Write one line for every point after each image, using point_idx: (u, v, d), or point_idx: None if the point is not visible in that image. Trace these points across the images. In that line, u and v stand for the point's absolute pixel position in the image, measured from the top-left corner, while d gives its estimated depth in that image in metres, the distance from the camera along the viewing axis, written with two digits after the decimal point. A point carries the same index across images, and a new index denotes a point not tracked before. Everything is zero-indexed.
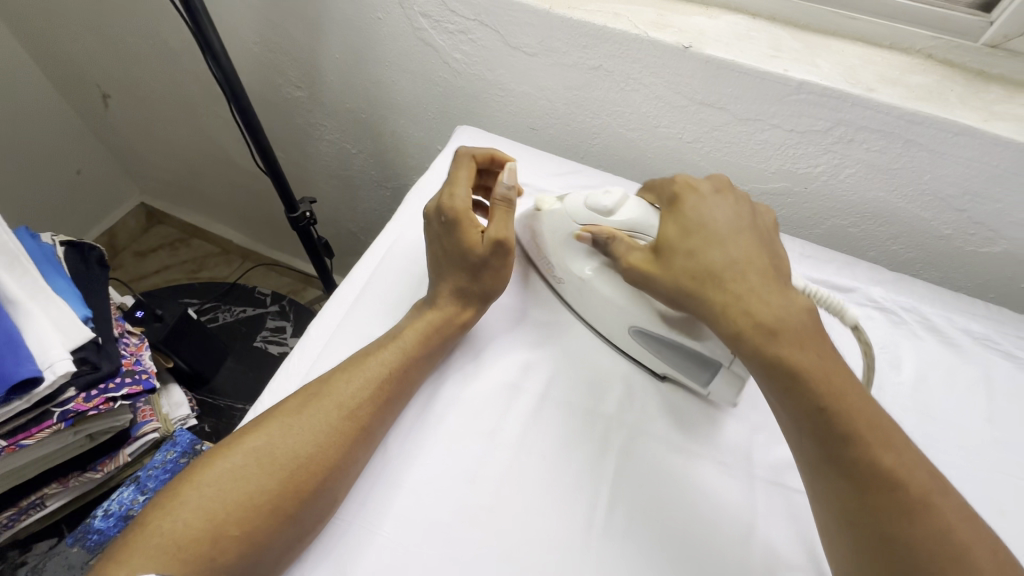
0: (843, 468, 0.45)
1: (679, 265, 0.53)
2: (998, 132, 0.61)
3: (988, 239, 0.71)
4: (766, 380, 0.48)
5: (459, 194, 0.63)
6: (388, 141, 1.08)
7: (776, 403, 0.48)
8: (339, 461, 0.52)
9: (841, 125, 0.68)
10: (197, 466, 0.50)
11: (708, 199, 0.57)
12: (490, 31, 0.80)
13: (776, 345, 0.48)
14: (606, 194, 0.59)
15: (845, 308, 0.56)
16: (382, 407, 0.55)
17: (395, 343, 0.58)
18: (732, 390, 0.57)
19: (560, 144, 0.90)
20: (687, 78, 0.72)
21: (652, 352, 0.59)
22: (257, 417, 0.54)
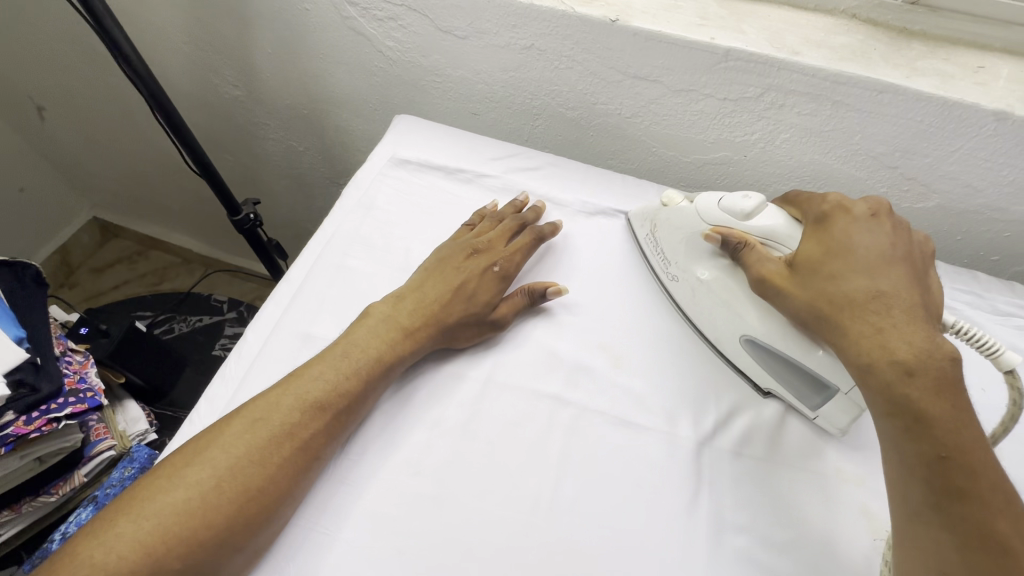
0: (948, 519, 0.40)
1: (812, 281, 0.50)
2: (919, 88, 0.62)
3: (921, 194, 0.72)
4: (885, 418, 0.43)
5: (512, 257, 0.65)
6: (333, 137, 1.06)
7: (887, 441, 0.44)
8: (289, 487, 0.49)
9: (771, 90, 0.68)
10: (138, 489, 0.47)
11: (861, 223, 0.51)
12: (420, 16, 0.78)
13: (902, 386, 0.42)
14: (745, 197, 0.56)
15: (1004, 352, 0.47)
16: (333, 426, 0.52)
17: (347, 358, 0.55)
18: (845, 416, 0.54)
19: (503, 127, 0.89)
20: (618, 53, 0.71)
21: (760, 363, 0.57)
22: (196, 438, 0.50)
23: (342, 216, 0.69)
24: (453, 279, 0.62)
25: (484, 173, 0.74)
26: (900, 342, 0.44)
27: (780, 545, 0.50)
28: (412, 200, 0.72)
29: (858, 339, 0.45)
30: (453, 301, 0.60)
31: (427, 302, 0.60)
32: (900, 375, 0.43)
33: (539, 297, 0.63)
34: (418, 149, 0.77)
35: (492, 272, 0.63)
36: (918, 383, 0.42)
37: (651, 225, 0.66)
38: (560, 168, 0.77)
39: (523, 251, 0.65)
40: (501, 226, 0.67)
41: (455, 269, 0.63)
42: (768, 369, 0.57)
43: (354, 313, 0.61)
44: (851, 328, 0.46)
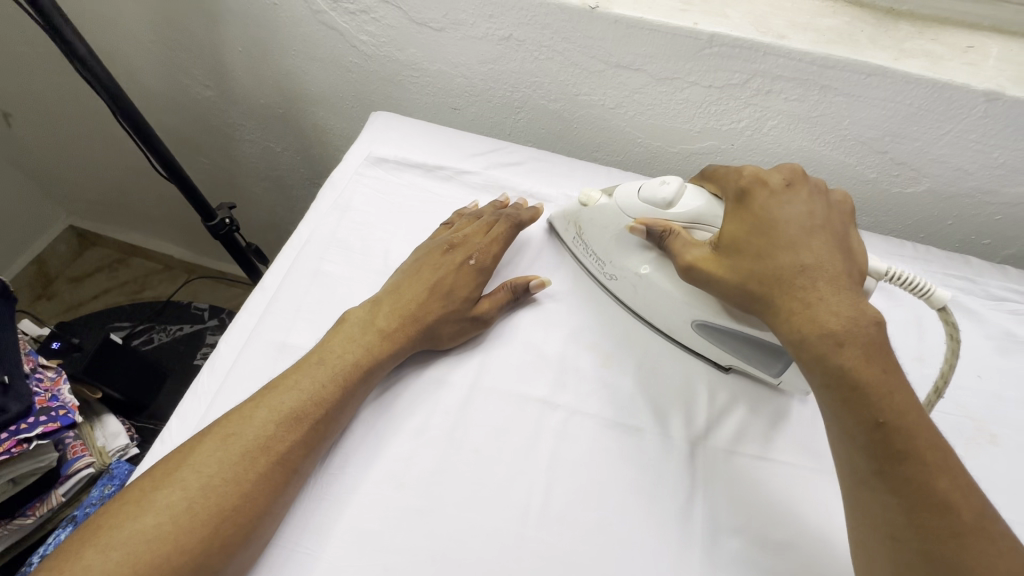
0: (893, 483, 0.40)
1: (737, 266, 0.48)
2: (907, 70, 0.61)
3: (912, 178, 0.71)
4: (822, 387, 0.43)
5: (490, 249, 0.62)
6: (310, 136, 1.03)
7: (829, 415, 0.44)
8: (266, 503, 0.47)
9: (756, 76, 0.66)
10: (106, 518, 0.44)
11: (780, 196, 0.49)
12: (393, 8, 0.75)
13: (831, 353, 0.43)
14: (663, 183, 0.54)
15: (934, 292, 0.50)
16: (312, 437, 0.50)
17: (323, 366, 0.53)
18: (801, 379, 0.55)
19: (484, 122, 0.86)
20: (599, 41, 0.69)
21: (715, 343, 0.56)
22: (167, 459, 0.47)
23: (317, 219, 0.67)
24: (434, 276, 0.60)
25: (465, 170, 0.72)
26: (827, 316, 0.43)
27: (776, 545, 0.49)
28: (390, 200, 0.69)
29: (791, 319, 0.45)
30: (437, 302, 0.58)
31: (405, 304, 0.58)
32: (833, 347, 0.43)
33: (522, 291, 0.61)
34: (394, 147, 0.74)
35: (468, 265, 0.61)
36: (845, 349, 0.42)
37: (576, 226, 0.63)
38: (544, 162, 0.75)
39: (502, 241, 0.63)
40: (480, 221, 0.64)
41: (435, 266, 0.61)
42: (726, 347, 0.56)
43: (331, 320, 0.59)
44: (783, 312, 0.45)
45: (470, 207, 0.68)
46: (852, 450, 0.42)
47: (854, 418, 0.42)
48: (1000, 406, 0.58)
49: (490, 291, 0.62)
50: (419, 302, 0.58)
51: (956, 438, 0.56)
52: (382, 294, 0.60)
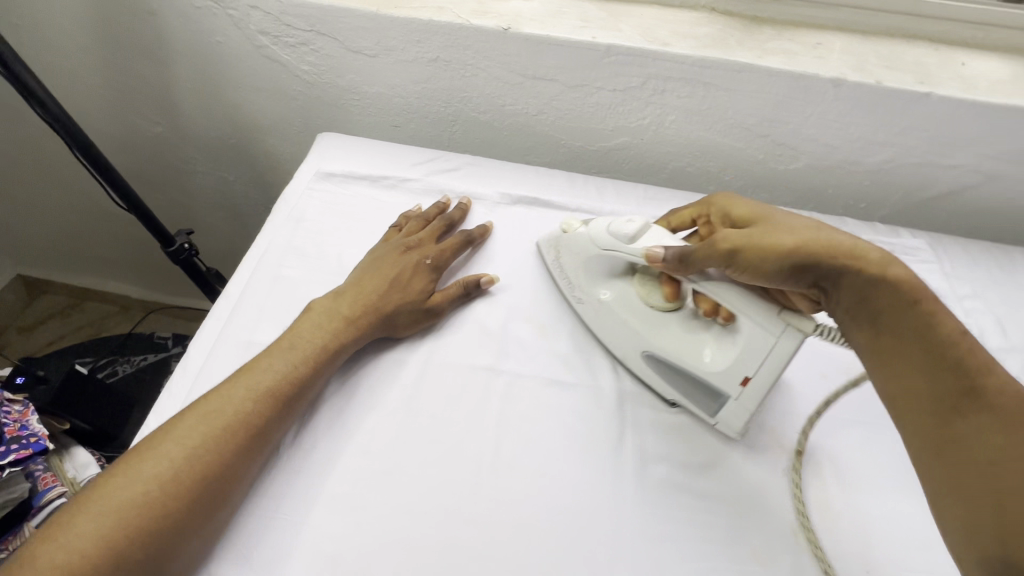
0: (980, 399, 0.42)
1: (782, 236, 0.50)
2: (769, 65, 0.73)
3: (792, 156, 0.83)
4: (890, 312, 0.46)
5: (443, 253, 0.70)
6: (262, 163, 1.08)
7: (898, 342, 0.46)
8: (240, 471, 0.52)
9: (651, 79, 0.77)
10: (93, 490, 0.49)
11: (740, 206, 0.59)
12: (329, 39, 0.83)
13: (891, 292, 0.47)
14: (628, 221, 0.61)
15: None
16: (285, 411, 0.56)
17: (295, 349, 0.59)
18: (737, 420, 0.57)
19: (423, 136, 0.95)
20: (515, 57, 0.79)
21: (659, 373, 0.62)
22: (150, 436, 0.52)
23: (274, 231, 0.73)
24: (391, 272, 0.67)
25: (407, 178, 0.79)
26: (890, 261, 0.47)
27: (698, 466, 0.58)
28: (340, 210, 0.76)
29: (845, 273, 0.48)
30: (394, 294, 0.65)
31: (366, 293, 0.64)
32: (890, 289, 0.47)
33: (473, 287, 0.68)
34: (341, 163, 0.81)
35: (425, 264, 0.68)
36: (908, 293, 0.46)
37: (556, 251, 0.70)
38: (478, 166, 0.83)
39: (453, 249, 0.71)
40: (430, 226, 0.72)
41: (392, 264, 0.67)
42: (667, 378, 0.61)
43: (294, 318, 0.65)
44: (836, 268, 0.48)
45: (416, 210, 0.75)
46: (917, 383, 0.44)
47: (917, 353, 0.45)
48: None
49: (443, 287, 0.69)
50: (376, 294, 0.64)
51: (840, 366, 0.67)
52: (346, 286, 0.66)
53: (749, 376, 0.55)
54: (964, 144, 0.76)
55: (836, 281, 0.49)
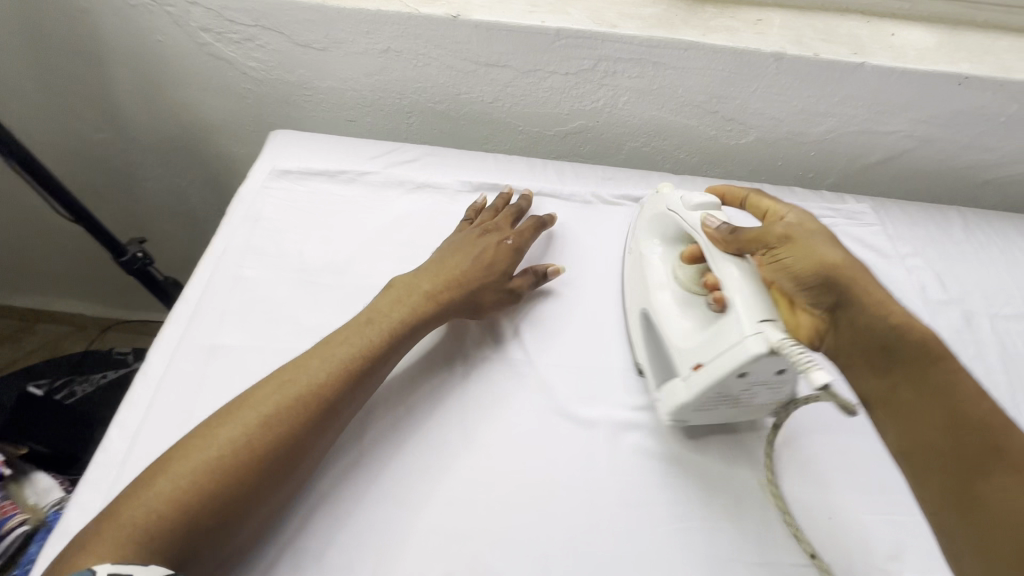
0: (991, 462, 0.45)
1: (826, 251, 0.52)
2: (713, 42, 0.75)
3: (742, 130, 0.86)
4: (891, 370, 0.50)
5: (522, 235, 0.71)
6: (215, 165, 1.05)
7: (904, 403, 0.49)
8: (300, 451, 0.50)
9: (602, 61, 0.79)
10: (176, 451, 0.47)
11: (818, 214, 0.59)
12: (275, 34, 0.81)
13: (910, 338, 0.49)
14: (709, 196, 0.64)
15: (813, 369, 0.45)
16: (353, 388, 0.54)
17: (377, 323, 0.59)
18: (671, 406, 0.57)
19: (380, 129, 0.94)
20: (466, 44, 0.79)
21: (644, 338, 0.64)
22: (222, 408, 0.51)
23: (230, 232, 0.71)
24: (473, 251, 0.67)
25: (365, 171, 0.78)
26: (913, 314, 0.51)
27: (668, 431, 0.61)
28: (298, 207, 0.74)
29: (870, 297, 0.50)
30: (476, 271, 0.66)
31: (448, 274, 0.65)
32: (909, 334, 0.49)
33: (542, 276, 0.69)
34: (296, 159, 0.80)
35: (505, 244, 0.69)
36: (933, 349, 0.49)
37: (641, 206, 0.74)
38: (437, 156, 0.83)
39: (529, 231, 0.72)
40: (505, 211, 0.73)
41: (472, 244, 0.68)
42: (645, 344, 0.64)
43: (258, 318, 0.64)
44: (864, 291, 0.51)
45: (482, 201, 0.75)
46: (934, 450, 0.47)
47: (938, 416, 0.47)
48: None
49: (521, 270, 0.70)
50: (462, 269, 0.65)
51: None
52: (427, 265, 0.66)
53: (701, 363, 0.54)
54: (898, 111, 0.80)
55: (839, 307, 0.52)
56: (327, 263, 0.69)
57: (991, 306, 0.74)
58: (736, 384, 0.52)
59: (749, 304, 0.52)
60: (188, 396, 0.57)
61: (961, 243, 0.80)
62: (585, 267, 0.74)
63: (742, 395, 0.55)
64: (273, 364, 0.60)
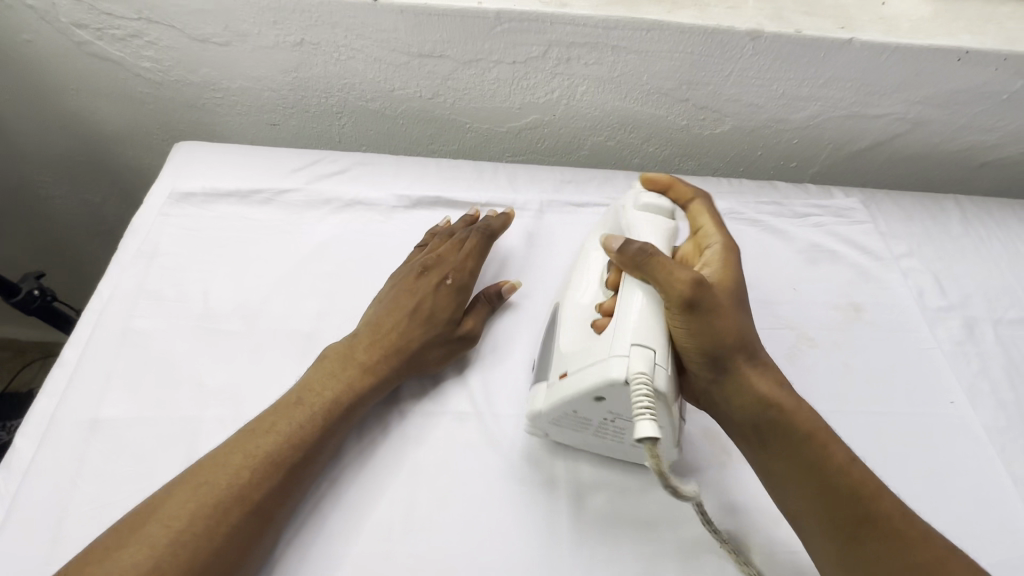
0: None
1: (721, 323, 0.46)
2: (679, 21, 0.65)
3: (716, 119, 0.76)
4: (813, 480, 0.44)
5: (467, 267, 0.60)
6: (126, 179, 0.92)
7: (821, 509, 0.43)
8: (233, 560, 0.42)
9: (553, 46, 0.68)
10: (93, 549, 0.40)
11: (733, 255, 0.52)
12: (166, 28, 0.69)
13: (784, 422, 0.45)
14: (660, 200, 0.55)
15: (647, 418, 0.40)
16: (289, 482, 0.45)
17: (341, 375, 0.51)
18: (532, 418, 0.50)
19: (309, 133, 0.82)
20: (393, 33, 0.67)
21: (543, 338, 0.56)
22: (141, 504, 0.42)
23: (120, 273, 0.60)
24: (411, 298, 0.57)
25: (283, 189, 0.67)
26: (835, 443, 0.45)
27: (642, 487, 0.51)
28: (203, 238, 0.63)
29: (743, 372, 0.47)
30: (415, 328, 0.55)
31: (386, 333, 0.54)
32: (787, 431, 0.45)
33: (496, 297, 0.61)
34: (201, 178, 0.68)
35: (446, 285, 0.58)
36: (861, 489, 0.43)
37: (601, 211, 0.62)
38: (370, 165, 0.72)
39: (477, 261, 0.61)
40: (453, 238, 0.62)
41: (410, 289, 0.57)
42: (541, 345, 0.55)
43: (151, 381, 0.53)
44: (740, 363, 0.47)
45: (442, 224, 0.66)
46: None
47: (862, 563, 0.41)
48: (814, 312, 0.65)
49: (470, 308, 0.60)
50: (399, 326, 0.55)
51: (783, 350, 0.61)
52: (361, 327, 0.56)
53: (568, 372, 0.47)
54: (890, 92, 0.70)
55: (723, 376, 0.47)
56: (239, 306, 0.59)
57: (994, 311, 0.66)
58: (594, 408, 0.46)
59: (633, 326, 0.45)
60: (59, 490, 0.47)
61: (957, 238, 0.73)
62: (542, 290, 0.64)
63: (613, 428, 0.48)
64: (168, 438, 0.50)
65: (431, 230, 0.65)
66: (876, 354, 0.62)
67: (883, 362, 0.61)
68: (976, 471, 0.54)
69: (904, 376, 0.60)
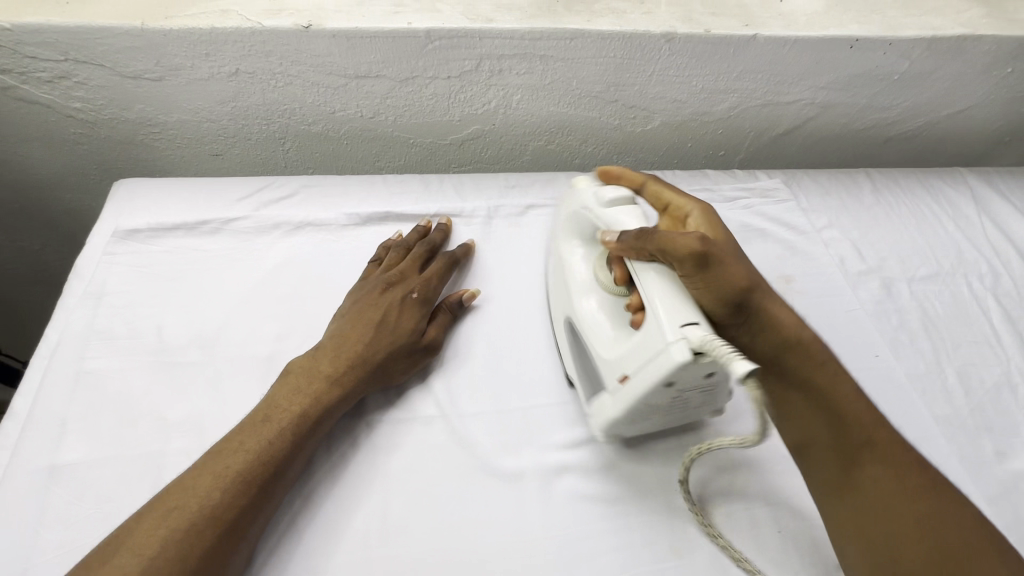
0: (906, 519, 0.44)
1: (732, 267, 0.49)
2: (599, 29, 0.69)
3: (645, 117, 0.81)
4: (820, 411, 0.49)
5: (430, 281, 0.62)
6: (65, 223, 0.90)
7: (824, 434, 0.48)
8: None
9: (484, 59, 0.71)
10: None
11: (709, 218, 0.56)
12: (95, 68, 0.68)
13: (802, 356, 0.50)
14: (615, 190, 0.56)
15: (735, 358, 0.40)
16: (262, 497, 0.46)
17: (310, 389, 0.52)
18: (601, 421, 0.51)
19: (253, 160, 0.82)
20: (328, 57, 0.69)
21: (574, 343, 0.58)
22: (109, 536, 0.43)
23: (66, 316, 0.59)
24: (376, 312, 0.58)
25: (232, 217, 0.68)
26: (841, 381, 0.50)
27: (604, 466, 0.54)
28: (152, 273, 0.63)
29: (764, 310, 0.50)
30: (381, 339, 0.56)
31: (352, 346, 0.56)
32: (806, 361, 0.50)
33: (457, 306, 0.63)
34: (146, 214, 0.68)
35: (410, 299, 0.60)
36: (861, 421, 0.48)
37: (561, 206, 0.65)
38: (317, 187, 0.73)
39: (437, 276, 0.63)
40: (412, 254, 0.65)
41: (373, 304, 0.59)
42: (570, 352, 0.58)
43: (110, 421, 0.53)
44: (758, 302, 0.50)
45: (394, 238, 0.68)
46: (864, 522, 0.45)
47: (863, 487, 0.46)
48: None
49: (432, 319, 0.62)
50: (366, 337, 0.56)
51: None
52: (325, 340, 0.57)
53: (626, 373, 0.48)
54: (797, 80, 0.77)
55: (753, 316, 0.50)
56: (197, 336, 0.59)
57: (907, 270, 0.73)
58: (664, 392, 0.46)
59: (665, 305, 0.46)
60: (20, 542, 0.46)
61: (871, 206, 0.80)
62: (496, 291, 0.67)
63: (681, 404, 0.49)
64: (134, 475, 0.50)
65: (389, 241, 0.67)
66: (808, 321, 0.67)
67: (816, 326, 0.67)
68: (904, 415, 0.60)
69: (834, 336, 0.66)
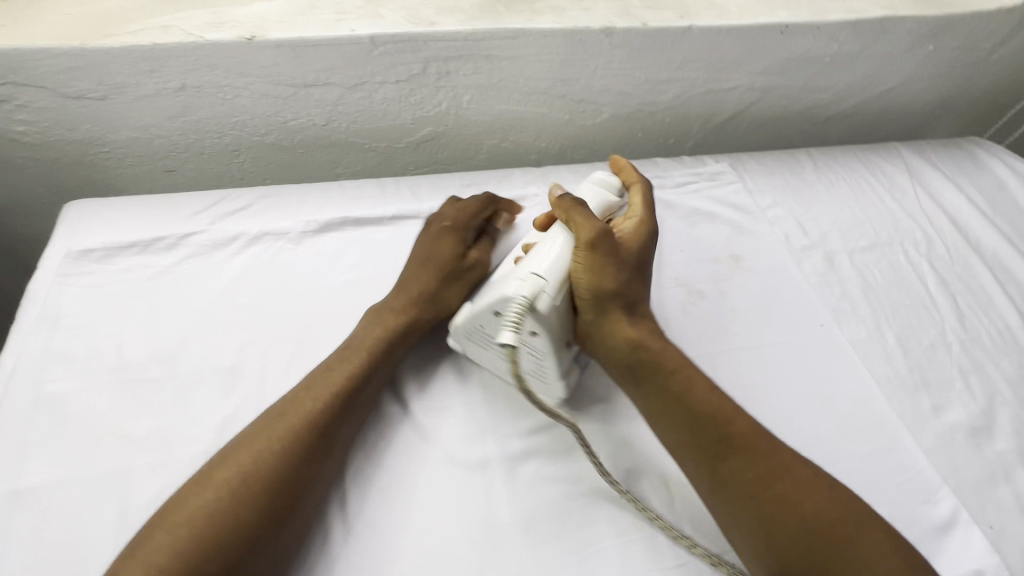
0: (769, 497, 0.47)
1: (610, 272, 0.55)
2: (540, 27, 0.71)
3: (594, 110, 0.83)
4: (682, 406, 0.52)
5: (468, 205, 0.68)
6: (18, 248, 0.88)
7: (682, 427, 0.51)
8: None
9: (430, 62, 0.72)
10: None
11: (642, 233, 0.62)
12: (36, 89, 0.68)
13: (652, 362, 0.54)
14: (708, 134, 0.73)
15: (510, 328, 0.50)
16: (282, 503, 0.47)
17: (321, 392, 0.53)
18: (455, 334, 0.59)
19: (209, 174, 0.82)
20: (274, 68, 0.69)
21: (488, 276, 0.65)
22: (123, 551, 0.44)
23: (21, 342, 0.59)
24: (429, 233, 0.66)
25: (188, 232, 0.68)
26: (696, 379, 0.54)
27: (567, 449, 0.56)
28: (108, 292, 0.63)
29: (621, 316, 0.56)
30: (438, 250, 0.64)
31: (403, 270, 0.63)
32: (658, 367, 0.54)
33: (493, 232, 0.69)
34: (98, 234, 0.68)
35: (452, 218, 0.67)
36: (719, 413, 0.51)
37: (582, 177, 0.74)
38: (273, 198, 0.74)
39: (476, 201, 0.69)
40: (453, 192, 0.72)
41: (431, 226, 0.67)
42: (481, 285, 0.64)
43: (72, 442, 0.53)
44: (619, 310, 0.56)
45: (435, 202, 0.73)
46: (731, 502, 0.48)
47: (729, 475, 0.49)
48: (700, 268, 0.72)
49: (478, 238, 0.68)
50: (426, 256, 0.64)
51: (679, 305, 0.69)
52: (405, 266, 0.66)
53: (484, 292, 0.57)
54: (734, 67, 0.80)
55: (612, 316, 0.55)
56: (158, 352, 0.59)
57: (848, 243, 0.77)
58: (494, 324, 0.55)
59: (539, 261, 0.54)
60: None
61: (813, 184, 0.84)
62: None
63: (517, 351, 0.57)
64: (99, 494, 0.50)
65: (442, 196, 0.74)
66: (756, 296, 0.70)
67: (764, 301, 0.70)
68: (847, 379, 0.63)
69: (781, 309, 0.69)
